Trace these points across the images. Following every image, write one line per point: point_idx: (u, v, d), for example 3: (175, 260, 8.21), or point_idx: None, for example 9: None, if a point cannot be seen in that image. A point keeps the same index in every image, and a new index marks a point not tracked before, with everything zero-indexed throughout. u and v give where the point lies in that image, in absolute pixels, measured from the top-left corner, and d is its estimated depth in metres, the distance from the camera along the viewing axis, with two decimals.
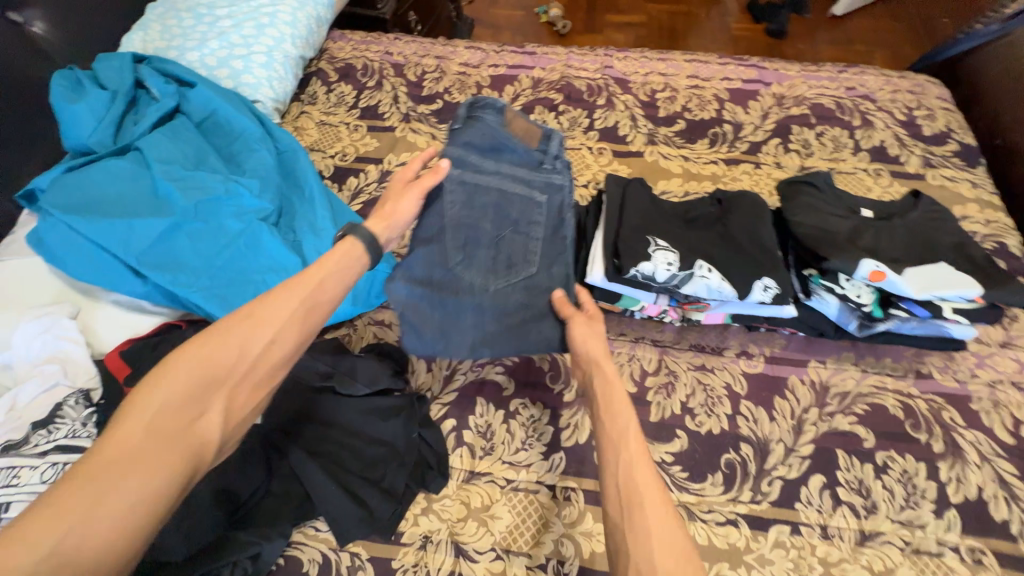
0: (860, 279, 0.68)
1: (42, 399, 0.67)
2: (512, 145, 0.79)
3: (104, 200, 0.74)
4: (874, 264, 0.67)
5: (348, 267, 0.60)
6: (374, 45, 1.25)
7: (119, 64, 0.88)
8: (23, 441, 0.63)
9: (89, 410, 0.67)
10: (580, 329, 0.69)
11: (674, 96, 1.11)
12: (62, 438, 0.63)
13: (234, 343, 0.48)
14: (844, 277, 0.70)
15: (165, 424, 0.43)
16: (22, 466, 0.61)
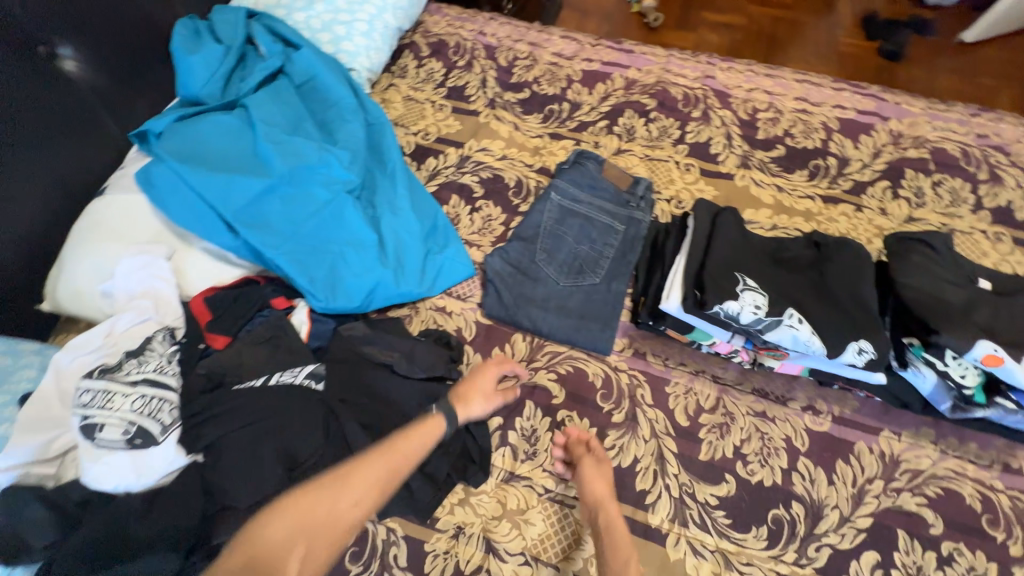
0: (971, 359, 0.64)
1: (136, 331, 0.72)
2: (606, 184, 0.92)
3: (210, 153, 0.77)
4: (992, 347, 0.62)
5: (426, 439, 0.65)
6: (469, 24, 1.23)
7: (235, 19, 0.91)
8: (115, 368, 0.67)
9: (173, 347, 0.72)
10: (588, 469, 0.69)
11: (777, 118, 1.04)
12: (152, 371, 0.67)
13: (325, 503, 0.56)
14: (951, 355, 0.65)
15: (259, 559, 0.50)
16: (115, 392, 0.65)
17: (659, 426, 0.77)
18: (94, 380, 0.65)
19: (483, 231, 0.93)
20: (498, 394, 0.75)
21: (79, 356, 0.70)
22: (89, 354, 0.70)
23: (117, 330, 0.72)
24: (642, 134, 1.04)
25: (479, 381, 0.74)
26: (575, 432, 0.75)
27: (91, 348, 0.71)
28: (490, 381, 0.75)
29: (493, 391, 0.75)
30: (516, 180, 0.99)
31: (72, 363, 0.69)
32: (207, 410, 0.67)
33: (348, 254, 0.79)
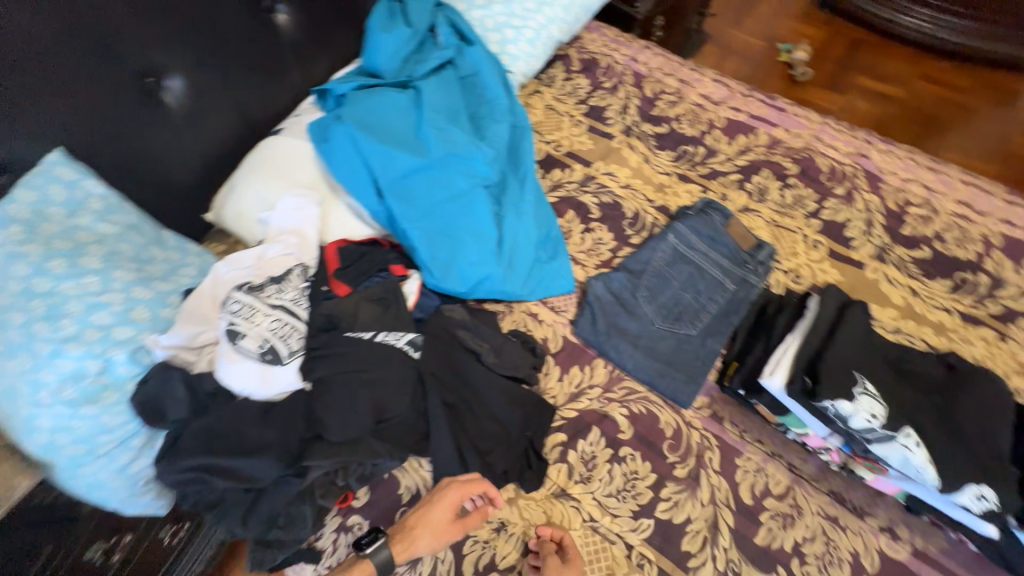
0: None
1: (281, 261, 0.82)
2: (727, 240, 0.91)
3: (379, 123, 0.85)
4: None
5: None
6: (623, 48, 1.26)
7: (425, 7, 1.00)
8: (261, 289, 0.76)
9: (305, 284, 0.81)
10: (551, 573, 0.65)
11: (930, 217, 0.96)
12: (289, 302, 0.76)
13: None
14: None
15: None
16: (259, 310, 0.73)
17: (719, 494, 0.75)
18: (244, 293, 0.74)
19: (590, 252, 0.95)
20: (455, 521, 0.69)
21: (233, 269, 0.80)
22: (241, 270, 0.80)
23: (266, 255, 0.82)
24: (775, 197, 1.01)
25: (433, 514, 0.69)
26: (548, 530, 0.71)
27: (243, 266, 0.81)
28: (446, 512, 0.69)
29: (449, 521, 0.69)
30: (633, 212, 1.00)
31: (226, 274, 0.80)
32: (324, 345, 0.76)
33: (469, 243, 0.84)
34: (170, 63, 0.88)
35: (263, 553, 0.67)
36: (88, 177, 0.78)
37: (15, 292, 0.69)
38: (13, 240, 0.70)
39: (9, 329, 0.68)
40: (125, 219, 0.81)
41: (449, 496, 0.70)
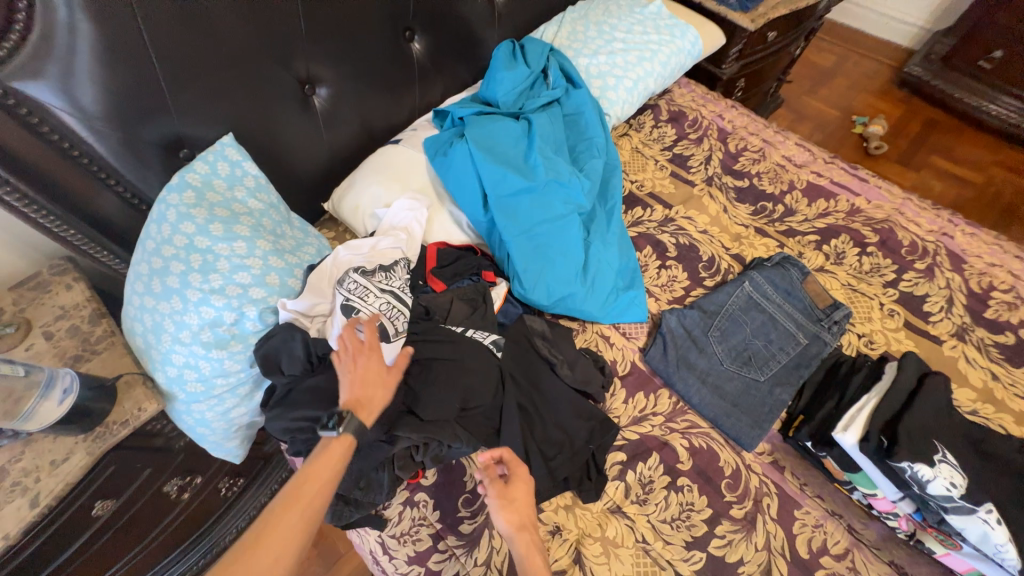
0: None
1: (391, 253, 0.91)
2: (802, 296, 0.94)
3: (494, 145, 0.96)
4: None
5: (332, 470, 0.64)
6: (711, 105, 1.34)
7: (542, 51, 1.12)
8: (372, 273, 0.85)
9: (408, 274, 0.89)
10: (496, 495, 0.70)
11: (1015, 305, 0.95)
12: (395, 288, 0.85)
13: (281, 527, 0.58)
14: None
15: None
16: (371, 291, 0.82)
17: (775, 541, 0.76)
18: (358, 275, 0.84)
19: (664, 287, 1.01)
20: (382, 370, 0.72)
21: (350, 254, 0.91)
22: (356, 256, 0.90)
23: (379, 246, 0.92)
24: (852, 262, 1.03)
25: (363, 376, 0.71)
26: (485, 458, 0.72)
27: (358, 253, 0.91)
28: (375, 365, 0.72)
29: (379, 372, 0.72)
30: (709, 256, 1.05)
31: (344, 258, 0.90)
32: (422, 331, 0.84)
33: (558, 261, 0.92)
34: (326, 77, 1.03)
35: (343, 509, 0.74)
36: (248, 159, 0.91)
37: (179, 246, 0.82)
38: (186, 204, 0.84)
39: (168, 276, 0.82)
40: (268, 198, 0.93)
41: (374, 350, 0.73)
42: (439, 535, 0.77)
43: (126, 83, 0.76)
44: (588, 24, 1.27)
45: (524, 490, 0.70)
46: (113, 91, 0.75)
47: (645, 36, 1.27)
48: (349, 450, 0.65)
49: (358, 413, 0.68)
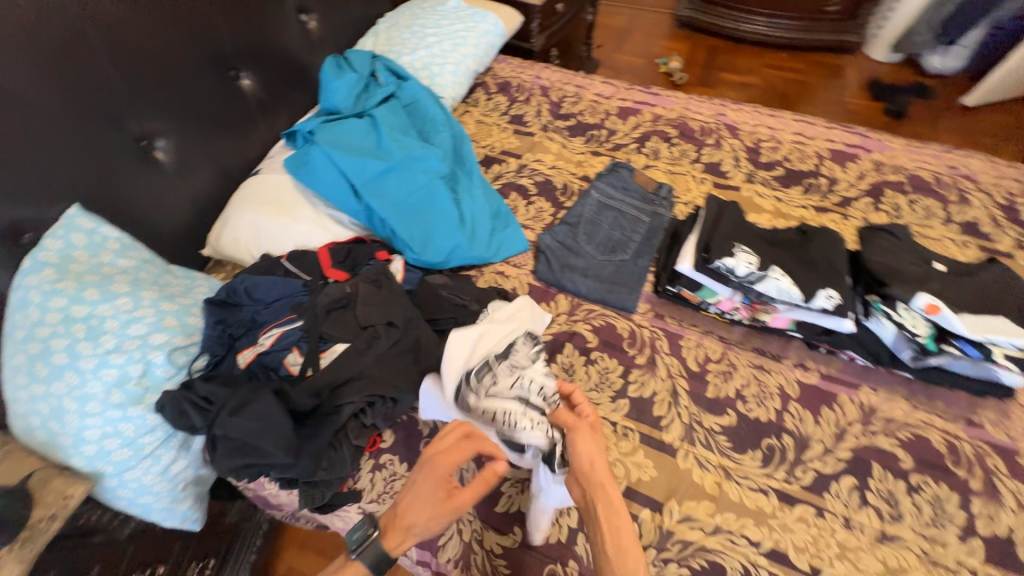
0: (917, 309, 0.79)
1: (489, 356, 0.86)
2: (634, 187, 1.17)
3: (347, 143, 1.06)
4: (931, 298, 0.78)
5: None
6: (528, 71, 1.57)
7: (364, 58, 1.24)
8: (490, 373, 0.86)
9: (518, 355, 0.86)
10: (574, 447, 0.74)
11: (777, 147, 1.28)
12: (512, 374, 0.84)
13: None
14: (901, 306, 0.80)
15: None
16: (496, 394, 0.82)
17: (673, 369, 0.95)
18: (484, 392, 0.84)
19: (535, 219, 1.19)
20: (444, 490, 0.70)
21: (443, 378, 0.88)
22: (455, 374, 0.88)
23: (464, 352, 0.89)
24: (666, 155, 1.29)
25: (425, 499, 0.70)
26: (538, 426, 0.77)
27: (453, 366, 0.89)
28: (434, 471, 0.71)
29: (441, 498, 0.70)
30: (563, 184, 1.25)
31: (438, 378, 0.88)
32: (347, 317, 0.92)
33: (437, 223, 1.05)
34: (160, 129, 1.04)
35: (314, 491, 0.81)
36: (104, 223, 0.90)
37: (55, 321, 0.80)
38: (49, 280, 0.82)
39: (53, 354, 0.80)
40: (139, 254, 0.93)
41: (431, 467, 0.72)
42: None
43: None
44: (401, 28, 1.43)
45: (588, 451, 0.74)
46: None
47: (452, 27, 1.45)
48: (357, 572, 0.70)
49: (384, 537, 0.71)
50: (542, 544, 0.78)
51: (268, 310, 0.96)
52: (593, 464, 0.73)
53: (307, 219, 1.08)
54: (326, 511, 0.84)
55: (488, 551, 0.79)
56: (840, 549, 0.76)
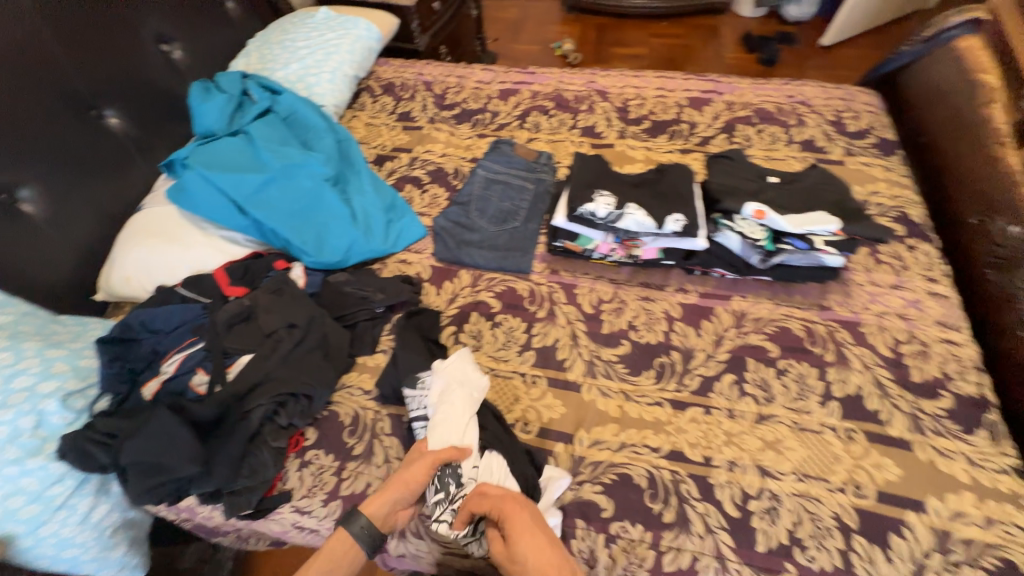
0: (748, 217, 0.92)
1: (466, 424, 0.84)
2: (517, 159, 1.25)
3: (224, 162, 1.07)
4: (755, 206, 0.91)
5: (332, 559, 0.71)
6: (411, 69, 1.62)
7: (234, 78, 1.25)
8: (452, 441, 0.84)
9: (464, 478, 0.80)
10: (520, 543, 0.66)
11: (643, 103, 1.39)
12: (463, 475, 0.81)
13: None
14: (738, 218, 0.93)
15: None
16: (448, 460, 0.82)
17: (571, 315, 1.03)
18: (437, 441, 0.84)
19: (431, 205, 1.24)
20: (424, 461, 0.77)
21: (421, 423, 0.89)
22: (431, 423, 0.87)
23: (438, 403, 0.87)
24: (546, 126, 1.38)
25: (406, 469, 0.77)
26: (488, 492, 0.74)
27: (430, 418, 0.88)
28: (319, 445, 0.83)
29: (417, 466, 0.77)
30: (454, 169, 1.31)
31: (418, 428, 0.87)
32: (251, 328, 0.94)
33: (330, 225, 1.08)
34: (22, 178, 1.00)
35: (238, 497, 0.81)
36: None
37: None
38: None
39: None
40: (16, 309, 0.90)
41: (425, 457, 0.78)
42: (340, 468, 0.88)
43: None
44: (272, 45, 1.44)
45: (538, 541, 0.67)
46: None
47: (324, 37, 1.47)
48: (343, 551, 0.72)
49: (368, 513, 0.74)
50: None
51: (168, 338, 0.95)
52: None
53: (198, 244, 1.07)
54: (258, 517, 0.85)
55: (419, 516, 0.83)
56: (726, 437, 0.86)
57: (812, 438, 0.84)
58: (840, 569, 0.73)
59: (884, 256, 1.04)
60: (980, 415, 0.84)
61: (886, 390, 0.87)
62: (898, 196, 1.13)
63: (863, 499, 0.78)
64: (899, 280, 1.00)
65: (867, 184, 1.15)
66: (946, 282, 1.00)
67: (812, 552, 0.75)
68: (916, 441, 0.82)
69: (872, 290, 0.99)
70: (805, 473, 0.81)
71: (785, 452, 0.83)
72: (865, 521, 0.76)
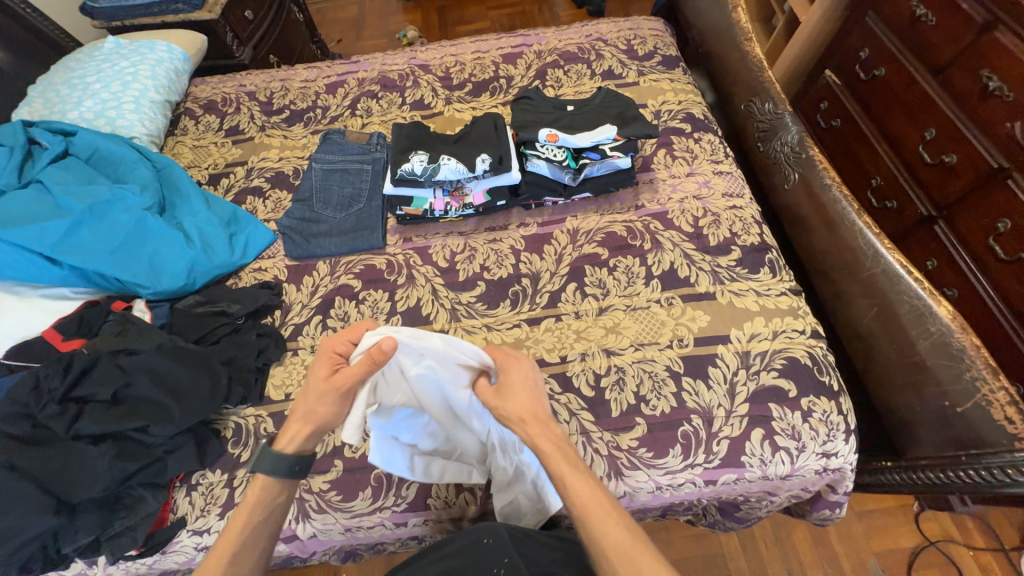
0: (545, 142, 1.05)
1: (426, 341, 0.69)
2: (347, 144, 1.27)
3: (21, 218, 1.00)
4: (547, 130, 1.05)
5: (267, 504, 0.72)
6: (230, 83, 1.56)
7: (13, 129, 1.14)
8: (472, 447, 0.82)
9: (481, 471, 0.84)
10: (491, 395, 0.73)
11: (463, 69, 1.47)
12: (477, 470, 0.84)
13: (229, 548, 0.68)
14: (538, 145, 1.06)
15: (237, 559, 0.68)
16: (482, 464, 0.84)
17: (429, 275, 1.09)
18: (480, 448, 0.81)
19: (275, 210, 1.23)
20: (331, 373, 0.71)
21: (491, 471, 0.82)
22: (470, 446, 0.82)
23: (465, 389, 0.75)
24: (377, 110, 1.41)
25: (311, 388, 0.71)
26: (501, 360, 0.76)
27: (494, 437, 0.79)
28: (318, 376, 0.71)
29: (325, 380, 0.71)
30: (293, 169, 1.30)
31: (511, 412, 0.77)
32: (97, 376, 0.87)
33: (162, 251, 1.06)
34: None
35: (119, 540, 0.79)
36: None
37: None
38: None
39: None
40: None
41: (321, 357, 0.72)
42: (230, 479, 0.88)
43: (284, 431, 0.73)
44: (57, 86, 1.32)
45: (518, 376, 0.74)
46: (284, 448, 0.73)
47: (115, 65, 1.37)
48: (264, 484, 0.72)
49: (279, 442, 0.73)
50: (360, 459, 0.89)
51: None
52: (515, 409, 0.71)
53: (15, 311, 0.97)
54: (151, 553, 0.83)
55: (319, 493, 0.87)
56: (577, 334, 0.98)
57: (642, 314, 0.99)
58: (676, 408, 0.88)
59: (678, 152, 1.21)
60: (763, 257, 1.03)
61: (692, 259, 1.04)
62: (684, 101, 1.31)
63: (685, 348, 0.94)
64: (692, 168, 1.18)
65: (659, 97, 1.32)
66: (728, 160, 1.19)
67: (654, 402, 0.89)
68: (718, 291, 0.99)
69: (673, 182, 1.16)
70: (641, 342, 0.95)
71: (624, 332, 0.97)
72: (688, 364, 0.92)
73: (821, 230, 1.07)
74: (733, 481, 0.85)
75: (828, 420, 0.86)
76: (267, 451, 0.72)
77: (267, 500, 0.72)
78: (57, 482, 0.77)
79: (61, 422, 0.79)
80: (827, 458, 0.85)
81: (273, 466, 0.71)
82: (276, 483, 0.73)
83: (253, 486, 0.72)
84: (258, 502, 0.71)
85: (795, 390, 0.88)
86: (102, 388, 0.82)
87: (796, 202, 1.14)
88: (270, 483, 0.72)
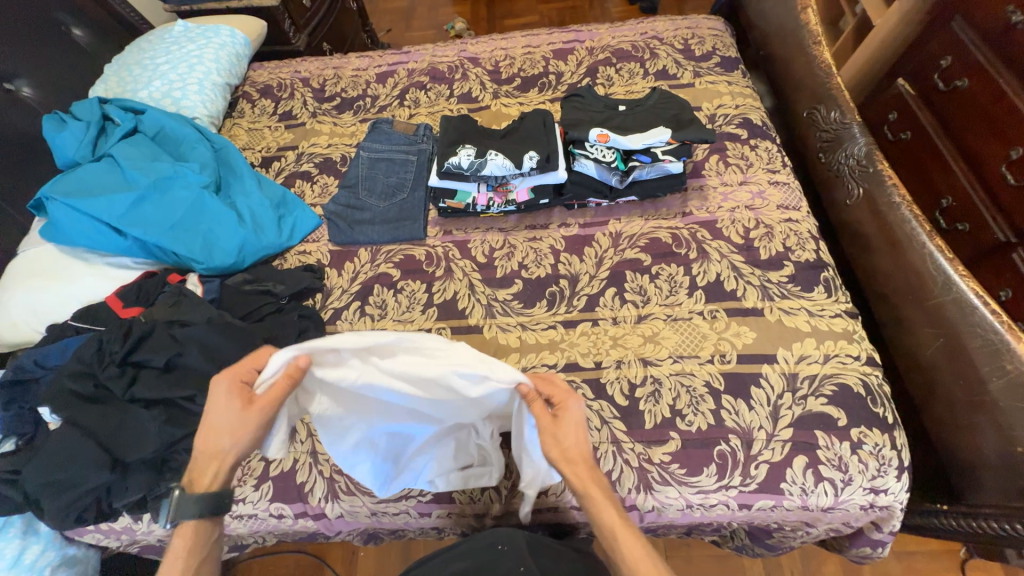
0: (595, 142, 1.03)
1: (335, 341, 0.64)
2: (394, 134, 1.28)
3: (93, 189, 1.07)
4: (598, 130, 1.02)
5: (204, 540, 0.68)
6: (286, 68, 1.60)
7: (90, 105, 1.22)
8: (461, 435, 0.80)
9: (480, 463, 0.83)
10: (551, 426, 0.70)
11: (512, 63, 1.46)
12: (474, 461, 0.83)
13: None
14: (587, 145, 1.04)
15: None
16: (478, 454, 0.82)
17: (466, 269, 1.09)
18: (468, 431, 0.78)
19: (322, 195, 1.26)
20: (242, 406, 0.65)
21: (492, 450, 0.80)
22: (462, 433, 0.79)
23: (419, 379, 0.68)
24: (424, 101, 1.42)
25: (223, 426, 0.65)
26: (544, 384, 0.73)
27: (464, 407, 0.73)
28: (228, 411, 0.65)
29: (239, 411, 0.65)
30: (341, 156, 1.33)
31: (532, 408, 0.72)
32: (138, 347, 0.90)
33: (216, 229, 1.10)
34: None
35: (164, 500, 0.84)
36: None
37: None
38: None
39: None
40: None
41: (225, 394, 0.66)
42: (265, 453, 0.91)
43: (199, 472, 0.68)
44: (131, 66, 1.40)
45: (576, 414, 0.71)
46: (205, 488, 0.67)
47: (183, 47, 1.43)
48: (196, 523, 0.68)
49: (194, 483, 0.68)
50: None
51: None
52: (575, 448, 0.69)
53: (83, 276, 1.05)
54: None
55: (348, 475, 0.89)
56: (613, 341, 0.95)
57: (682, 325, 0.95)
58: (713, 426, 0.85)
59: (732, 159, 1.15)
60: (818, 275, 0.98)
61: (740, 272, 1.00)
62: (741, 105, 1.25)
63: (727, 364, 0.90)
64: (746, 177, 1.13)
65: (715, 100, 1.26)
66: (785, 170, 1.13)
67: (690, 417, 0.86)
68: (766, 307, 0.95)
69: (724, 190, 1.11)
70: (680, 355, 0.92)
71: (662, 342, 0.94)
72: (730, 382, 0.88)
73: (885, 251, 1.00)
74: (769, 508, 0.82)
75: (880, 454, 0.81)
76: (183, 496, 0.66)
77: (202, 541, 0.68)
78: (111, 440, 0.82)
79: (119, 384, 0.84)
80: (875, 494, 0.80)
81: (196, 508, 0.66)
82: (205, 522, 0.68)
83: (178, 533, 0.67)
84: (192, 540, 0.68)
85: (845, 419, 0.83)
86: (157, 355, 0.87)
87: (857, 218, 1.07)
88: (201, 521, 0.68)
